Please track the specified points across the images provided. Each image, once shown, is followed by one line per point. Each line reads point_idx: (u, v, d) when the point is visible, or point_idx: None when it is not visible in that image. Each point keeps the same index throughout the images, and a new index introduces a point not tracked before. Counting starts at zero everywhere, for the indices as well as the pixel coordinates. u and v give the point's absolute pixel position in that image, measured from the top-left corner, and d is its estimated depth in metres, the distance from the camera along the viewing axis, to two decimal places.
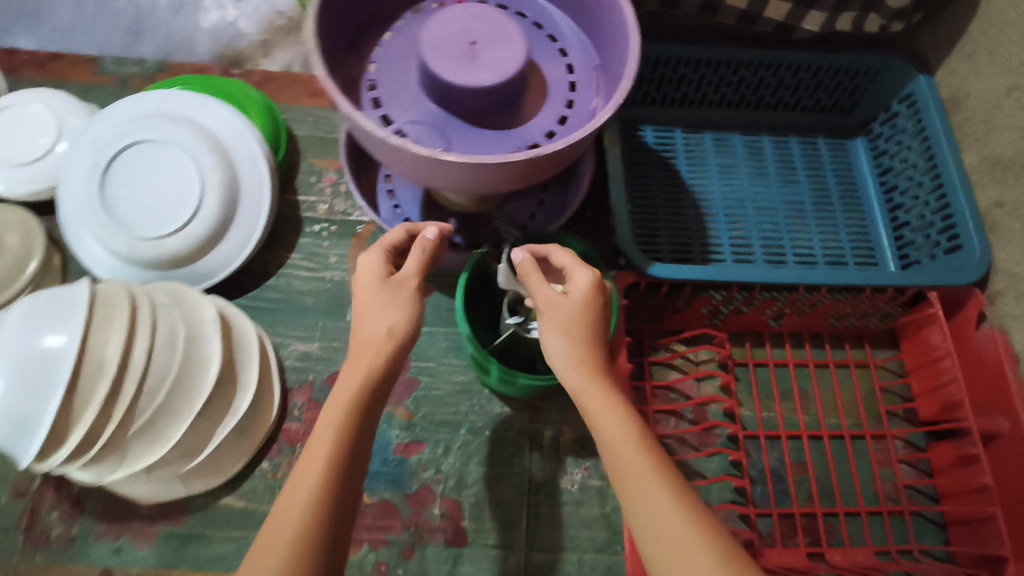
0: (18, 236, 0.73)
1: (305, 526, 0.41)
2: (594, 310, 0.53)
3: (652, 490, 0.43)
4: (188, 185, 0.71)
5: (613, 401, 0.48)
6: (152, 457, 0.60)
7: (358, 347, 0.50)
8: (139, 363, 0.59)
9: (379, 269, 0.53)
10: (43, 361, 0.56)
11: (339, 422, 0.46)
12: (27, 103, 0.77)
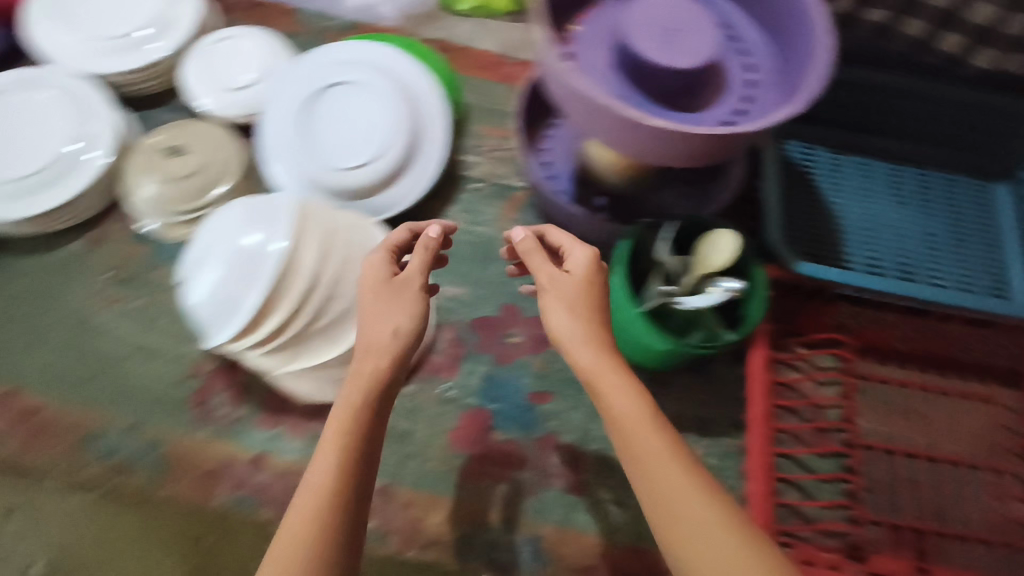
0: (216, 156, 0.78)
1: (330, 506, 0.46)
2: (596, 284, 0.57)
3: (665, 470, 0.48)
4: (376, 127, 0.77)
5: (625, 380, 0.52)
6: (324, 356, 0.67)
7: (365, 343, 0.53)
8: (331, 272, 0.66)
9: (385, 271, 0.56)
10: (258, 257, 0.64)
11: (351, 415, 0.50)
12: (245, 38, 0.85)
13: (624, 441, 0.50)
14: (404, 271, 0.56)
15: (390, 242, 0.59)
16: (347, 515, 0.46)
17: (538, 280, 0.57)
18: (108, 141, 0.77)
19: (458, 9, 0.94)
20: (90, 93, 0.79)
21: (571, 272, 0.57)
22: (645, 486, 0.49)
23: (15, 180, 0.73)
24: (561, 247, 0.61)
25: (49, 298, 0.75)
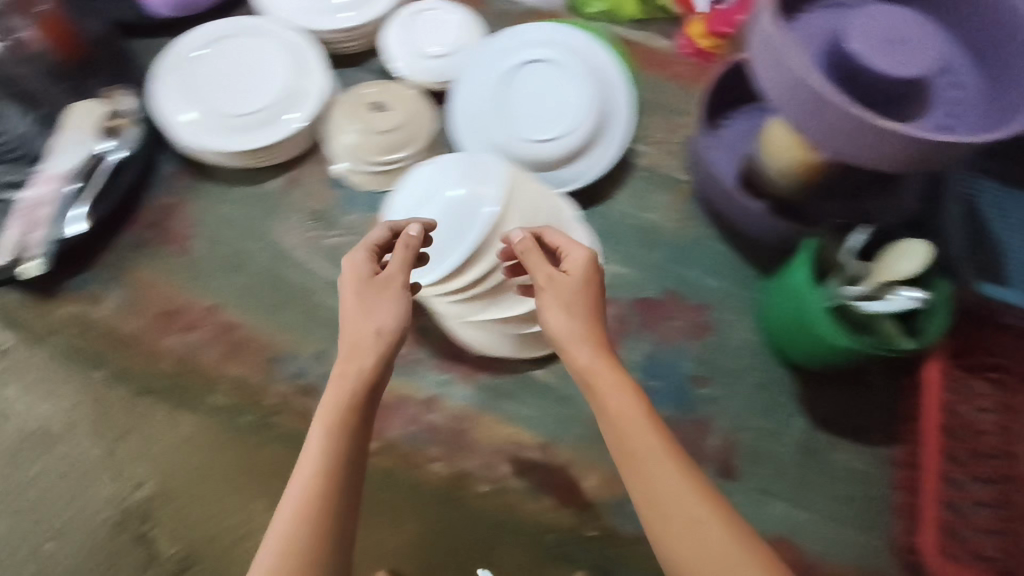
0: (408, 116, 0.81)
1: (318, 510, 0.51)
2: (590, 285, 0.60)
3: (661, 472, 0.52)
4: (567, 104, 0.80)
5: (620, 380, 0.56)
6: (514, 311, 0.71)
7: (349, 345, 0.56)
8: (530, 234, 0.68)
9: (368, 270, 0.59)
10: (471, 211, 0.67)
11: (334, 415, 0.54)
12: (443, 12, 0.88)
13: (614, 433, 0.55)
14: (385, 271, 0.59)
15: (372, 241, 0.62)
16: (337, 507, 0.52)
17: (534, 279, 0.61)
18: (309, 102, 0.81)
19: (588, 10, 0.94)
20: (305, 52, 0.83)
21: (567, 274, 0.60)
22: (641, 483, 0.53)
23: (229, 117, 0.79)
24: (557, 246, 0.63)
25: (253, 228, 0.81)
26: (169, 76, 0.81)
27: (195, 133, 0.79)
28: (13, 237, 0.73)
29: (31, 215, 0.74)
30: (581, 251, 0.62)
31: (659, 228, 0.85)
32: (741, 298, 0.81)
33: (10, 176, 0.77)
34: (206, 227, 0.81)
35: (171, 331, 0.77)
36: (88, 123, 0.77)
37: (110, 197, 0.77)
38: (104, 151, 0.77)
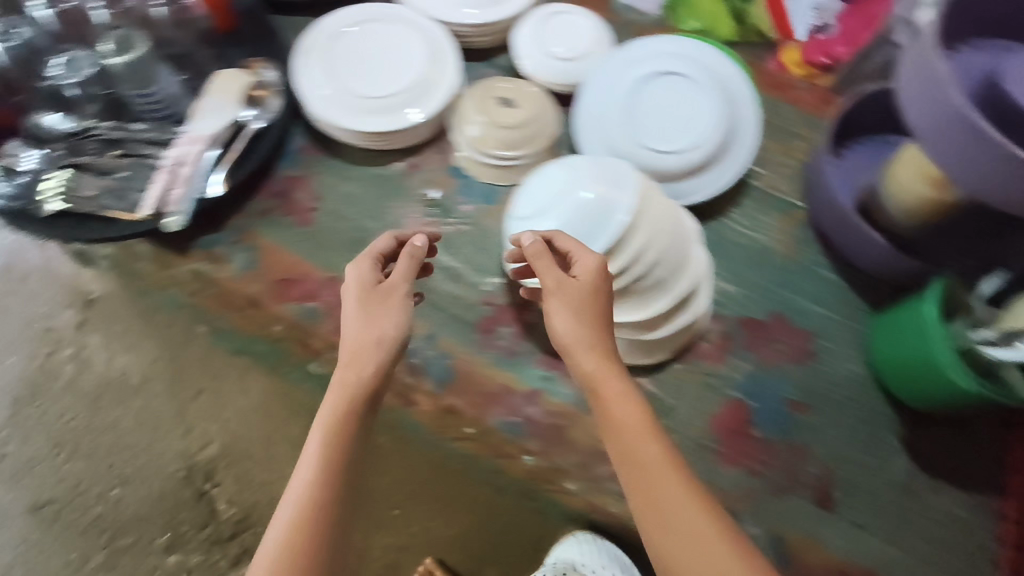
0: (537, 114, 0.83)
1: (310, 519, 0.53)
2: (600, 290, 0.60)
3: (664, 481, 0.53)
4: (696, 121, 0.81)
5: (623, 388, 0.56)
6: (630, 316, 0.71)
7: (350, 349, 0.59)
8: (659, 244, 0.69)
9: (372, 280, 0.63)
10: (602, 217, 0.67)
11: (334, 418, 0.57)
12: (575, 16, 0.90)
13: (620, 447, 0.55)
14: (388, 279, 0.63)
15: (376, 250, 0.66)
16: (328, 517, 0.54)
17: (542, 282, 0.60)
18: (440, 95, 0.83)
19: (683, 27, 0.95)
20: (442, 42, 0.86)
21: (577, 278, 0.60)
22: (643, 493, 0.53)
23: (363, 99, 0.81)
24: (569, 252, 0.63)
25: (375, 208, 0.83)
26: (310, 53, 0.84)
27: (328, 110, 0.81)
28: (155, 193, 0.76)
29: (173, 173, 0.76)
30: (591, 256, 0.62)
31: (768, 251, 0.84)
32: (849, 329, 0.80)
33: (156, 135, 0.80)
34: (330, 201, 0.82)
35: (288, 299, 0.79)
36: (234, 90, 0.81)
37: (246, 164, 0.79)
38: (247, 118, 0.80)
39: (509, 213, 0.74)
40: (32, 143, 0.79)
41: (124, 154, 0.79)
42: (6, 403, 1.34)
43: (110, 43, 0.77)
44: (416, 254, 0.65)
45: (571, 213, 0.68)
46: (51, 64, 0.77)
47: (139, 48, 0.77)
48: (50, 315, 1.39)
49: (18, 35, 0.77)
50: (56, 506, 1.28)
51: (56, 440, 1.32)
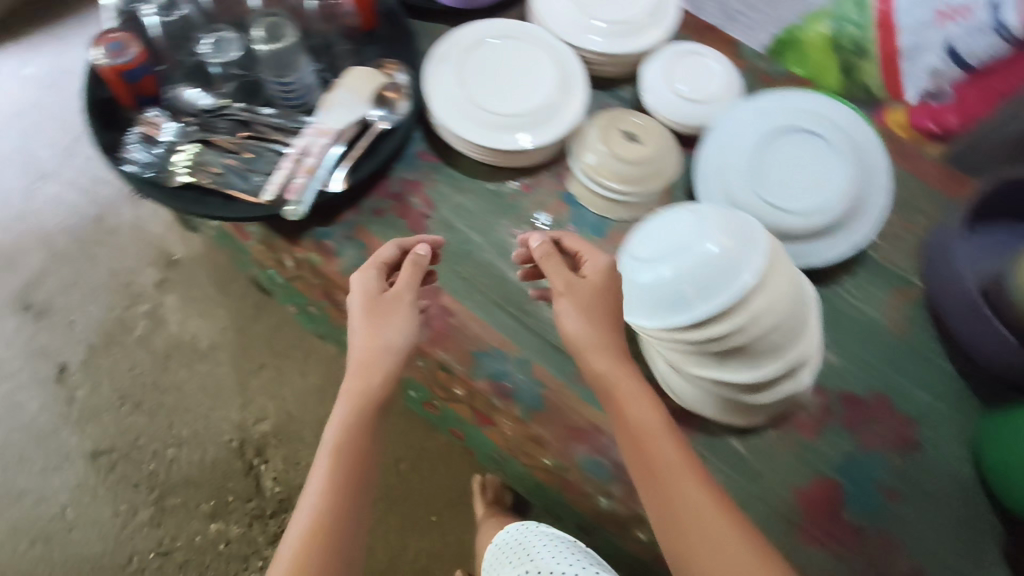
0: (660, 152, 0.81)
1: (320, 525, 0.58)
2: (609, 289, 0.67)
3: (678, 474, 0.57)
4: (826, 183, 0.78)
5: (637, 391, 0.62)
6: (738, 377, 0.68)
7: (360, 359, 0.65)
8: (779, 308, 0.66)
9: (378, 291, 0.69)
10: (726, 275, 0.65)
11: (346, 421, 0.63)
12: (706, 59, 0.88)
13: (635, 432, 0.60)
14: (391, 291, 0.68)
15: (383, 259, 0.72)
16: (340, 527, 0.58)
17: (553, 283, 0.67)
18: (565, 122, 0.82)
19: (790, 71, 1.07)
20: (573, 68, 0.85)
21: (586, 278, 0.67)
22: (658, 485, 0.58)
23: (489, 114, 0.81)
24: (578, 251, 0.70)
25: (484, 224, 0.83)
26: (443, 61, 0.84)
27: (453, 119, 0.81)
28: (279, 180, 0.77)
29: (298, 163, 0.78)
30: (597, 254, 0.69)
31: (879, 328, 0.80)
32: (956, 424, 0.76)
33: (285, 122, 0.82)
34: (441, 210, 0.83)
35: None
36: (366, 88, 0.82)
37: (367, 164, 0.80)
38: (375, 118, 0.82)
39: (627, 246, 0.74)
40: (170, 114, 0.81)
41: (252, 136, 0.81)
42: (82, 349, 1.39)
43: (260, 29, 0.78)
44: (417, 263, 0.70)
45: (692, 262, 0.66)
46: (201, 43, 0.80)
47: (286, 42, 0.77)
48: (135, 271, 1.46)
49: (175, 12, 0.80)
50: (113, 457, 1.31)
51: (123, 393, 1.36)
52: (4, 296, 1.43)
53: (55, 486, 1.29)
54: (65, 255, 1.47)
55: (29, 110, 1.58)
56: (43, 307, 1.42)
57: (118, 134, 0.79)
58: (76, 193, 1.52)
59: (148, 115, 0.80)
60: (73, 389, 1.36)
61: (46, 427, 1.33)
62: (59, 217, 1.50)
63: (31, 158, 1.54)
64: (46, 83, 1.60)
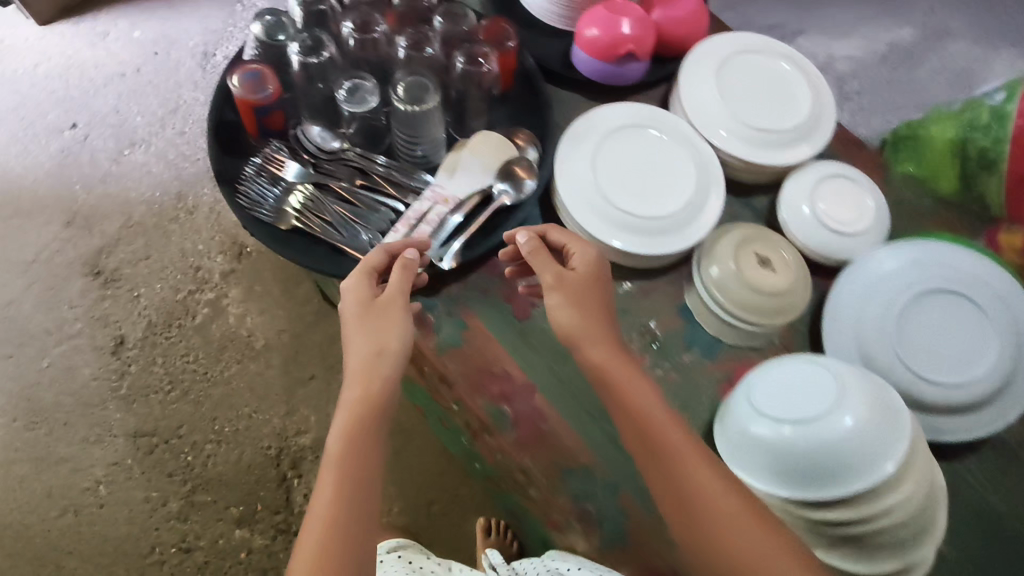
0: (789, 283, 0.75)
1: (327, 541, 0.55)
2: (597, 280, 0.69)
3: (691, 457, 0.59)
4: (973, 362, 0.71)
5: (633, 390, 0.63)
6: (848, 567, 0.62)
7: (361, 364, 0.64)
8: (910, 507, 0.60)
9: (370, 296, 0.67)
10: (872, 462, 0.59)
11: (348, 429, 0.62)
12: (858, 188, 0.82)
13: (657, 455, 0.60)
14: (384, 294, 0.67)
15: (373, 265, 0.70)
16: (349, 543, 0.56)
17: (543, 279, 0.67)
18: (692, 235, 0.78)
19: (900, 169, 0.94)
20: (713, 174, 0.80)
21: (574, 270, 0.68)
22: (677, 469, 0.59)
23: (617, 211, 0.77)
24: (564, 246, 0.71)
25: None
26: (579, 144, 0.80)
27: (578, 209, 0.78)
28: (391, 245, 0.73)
29: (413, 229, 0.74)
30: (586, 248, 0.70)
31: (1000, 523, 0.73)
32: None
33: (406, 178, 0.78)
34: None
35: (482, 394, 0.72)
36: (495, 160, 0.79)
37: (484, 242, 0.76)
38: (500, 193, 0.77)
39: (749, 385, 0.67)
40: (291, 150, 0.78)
41: (368, 188, 0.78)
42: (141, 326, 1.39)
43: (402, 89, 0.72)
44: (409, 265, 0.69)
45: (827, 434, 0.60)
46: (338, 90, 0.73)
47: (427, 106, 0.72)
48: (205, 256, 1.45)
49: (319, 55, 0.72)
50: (153, 440, 1.30)
51: (173, 378, 1.35)
52: (76, 256, 1.42)
53: (93, 459, 1.28)
54: (141, 227, 1.46)
55: (131, 74, 1.58)
56: (112, 275, 1.42)
57: (238, 161, 0.77)
58: (162, 166, 1.52)
59: (270, 148, 0.77)
60: (125, 364, 1.36)
61: (95, 397, 1.33)
62: (141, 186, 1.49)
63: (124, 122, 1.54)
64: (152, 50, 1.61)
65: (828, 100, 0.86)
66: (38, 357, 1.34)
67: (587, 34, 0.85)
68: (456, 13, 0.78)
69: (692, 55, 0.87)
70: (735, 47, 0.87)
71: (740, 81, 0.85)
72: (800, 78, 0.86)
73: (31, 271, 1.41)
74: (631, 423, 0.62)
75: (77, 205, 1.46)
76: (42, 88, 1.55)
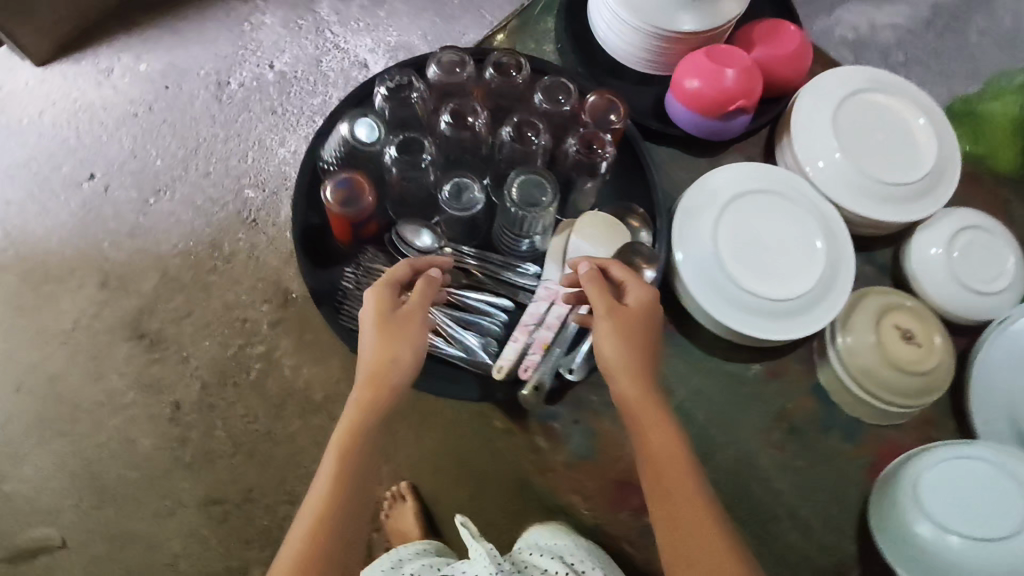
0: (931, 362, 0.71)
1: (311, 542, 0.57)
2: (650, 323, 0.62)
3: (678, 471, 0.57)
4: None
5: (652, 412, 0.59)
6: None
7: (369, 371, 0.62)
8: None
9: (389, 309, 0.63)
10: None
11: (351, 428, 0.61)
12: (993, 239, 0.77)
13: (661, 491, 0.57)
14: (403, 309, 0.63)
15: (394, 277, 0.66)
16: (332, 544, 0.57)
17: (594, 309, 0.61)
18: (829, 311, 0.72)
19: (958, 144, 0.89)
20: (842, 241, 0.74)
21: (628, 306, 0.62)
22: (659, 482, 0.57)
23: (749, 293, 0.71)
24: (620, 279, 0.64)
25: (726, 419, 0.74)
26: (697, 220, 0.74)
27: (705, 294, 0.72)
28: (511, 356, 0.69)
29: (532, 334, 0.69)
30: (645, 287, 0.63)
31: None
32: None
33: (516, 278, 0.73)
34: (678, 394, 0.74)
35: (624, 507, 0.71)
36: (607, 244, 0.72)
37: None
38: None
39: (915, 486, 0.67)
40: (389, 257, 0.72)
41: (475, 286, 0.73)
42: (195, 388, 1.33)
43: (514, 189, 0.65)
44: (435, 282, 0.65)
45: (997, 549, 0.62)
46: (440, 191, 0.66)
47: (545, 206, 0.65)
48: (249, 307, 1.37)
49: (422, 158, 0.65)
50: (225, 507, 1.28)
51: (236, 442, 1.31)
52: (117, 319, 1.36)
53: (167, 534, 1.26)
54: (179, 281, 1.38)
55: (144, 113, 1.48)
56: (156, 337, 1.35)
57: (332, 273, 0.71)
58: (190, 213, 1.42)
59: (368, 257, 0.71)
60: (185, 430, 1.31)
61: (158, 466, 1.29)
62: (172, 237, 1.41)
63: (144, 167, 1.44)
64: (162, 85, 1.50)
65: (951, 139, 0.79)
66: (96, 432, 1.30)
67: (688, 85, 0.77)
68: (558, 86, 0.69)
69: (804, 99, 0.79)
70: (853, 86, 0.79)
71: (860, 127, 0.78)
72: (921, 117, 0.79)
73: (72, 340, 1.34)
74: (648, 455, 0.58)
75: (109, 264, 1.39)
76: (52, 139, 1.45)
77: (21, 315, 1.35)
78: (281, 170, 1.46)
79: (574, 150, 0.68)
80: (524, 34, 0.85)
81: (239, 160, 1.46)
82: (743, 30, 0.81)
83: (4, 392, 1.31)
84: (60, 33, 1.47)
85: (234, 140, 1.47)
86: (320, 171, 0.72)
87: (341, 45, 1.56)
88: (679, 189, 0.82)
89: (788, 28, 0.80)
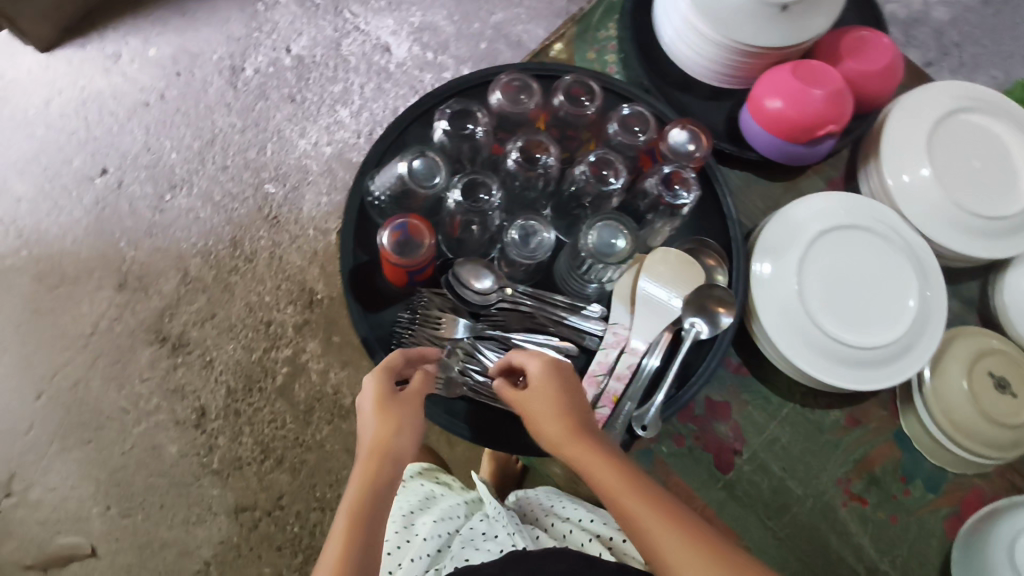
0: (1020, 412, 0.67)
1: None
2: (562, 385, 0.57)
3: (650, 525, 0.50)
4: None
5: (604, 470, 0.53)
6: None
7: (370, 446, 0.56)
8: None
9: (389, 387, 0.58)
10: None
11: (353, 510, 0.52)
12: None
13: (648, 546, 0.50)
14: (404, 389, 0.58)
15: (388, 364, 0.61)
16: None
17: (509, 406, 0.58)
18: (915, 363, 0.66)
19: None
20: (931, 260, 0.69)
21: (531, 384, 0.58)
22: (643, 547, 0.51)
23: (817, 328, 0.65)
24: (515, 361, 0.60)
25: (805, 469, 0.70)
26: (774, 256, 0.68)
27: (784, 337, 0.66)
28: None
29: (603, 385, 0.65)
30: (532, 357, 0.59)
31: None
32: None
33: (579, 321, 0.66)
34: (753, 443, 0.70)
35: None
36: (681, 283, 0.66)
37: (684, 390, 0.66)
38: (693, 327, 0.66)
39: (1010, 545, 0.64)
40: (445, 299, 0.66)
41: (538, 329, 0.67)
42: (221, 393, 1.25)
43: (590, 234, 0.61)
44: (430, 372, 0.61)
45: None
46: (508, 233, 0.63)
47: (620, 253, 0.61)
48: (274, 309, 1.28)
49: (490, 199, 0.61)
50: (255, 514, 1.19)
51: (264, 447, 1.22)
52: (136, 321, 1.28)
53: (198, 541, 1.18)
54: (200, 282, 1.30)
55: (156, 101, 1.40)
56: (178, 341, 1.27)
57: (383, 316, 0.66)
58: (209, 210, 1.34)
59: (424, 301, 0.65)
60: (212, 437, 1.23)
61: (187, 475, 1.21)
62: (190, 235, 1.33)
63: (158, 161, 1.37)
64: (176, 71, 1.41)
65: None
66: (120, 440, 1.23)
67: (768, 105, 0.69)
68: (635, 117, 0.65)
69: (898, 114, 0.72)
70: (956, 105, 0.72)
71: (959, 150, 0.71)
72: None
73: (92, 344, 1.27)
74: (621, 512, 0.52)
75: (127, 264, 1.31)
76: (62, 130, 1.37)
77: (35, 319, 1.28)
78: (301, 163, 1.37)
79: (653, 189, 0.64)
80: (582, 43, 0.78)
81: (257, 152, 1.38)
82: (827, 39, 0.73)
83: (24, 399, 1.24)
84: (65, 17, 1.38)
85: (252, 131, 1.38)
86: (368, 206, 0.66)
87: (362, 26, 1.45)
88: (751, 216, 0.76)
89: (880, 41, 0.71)
